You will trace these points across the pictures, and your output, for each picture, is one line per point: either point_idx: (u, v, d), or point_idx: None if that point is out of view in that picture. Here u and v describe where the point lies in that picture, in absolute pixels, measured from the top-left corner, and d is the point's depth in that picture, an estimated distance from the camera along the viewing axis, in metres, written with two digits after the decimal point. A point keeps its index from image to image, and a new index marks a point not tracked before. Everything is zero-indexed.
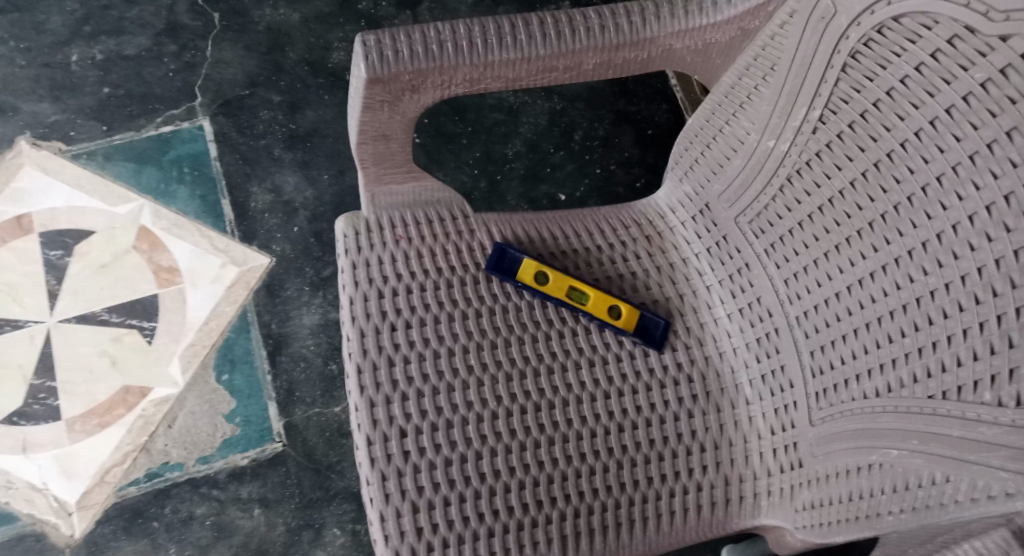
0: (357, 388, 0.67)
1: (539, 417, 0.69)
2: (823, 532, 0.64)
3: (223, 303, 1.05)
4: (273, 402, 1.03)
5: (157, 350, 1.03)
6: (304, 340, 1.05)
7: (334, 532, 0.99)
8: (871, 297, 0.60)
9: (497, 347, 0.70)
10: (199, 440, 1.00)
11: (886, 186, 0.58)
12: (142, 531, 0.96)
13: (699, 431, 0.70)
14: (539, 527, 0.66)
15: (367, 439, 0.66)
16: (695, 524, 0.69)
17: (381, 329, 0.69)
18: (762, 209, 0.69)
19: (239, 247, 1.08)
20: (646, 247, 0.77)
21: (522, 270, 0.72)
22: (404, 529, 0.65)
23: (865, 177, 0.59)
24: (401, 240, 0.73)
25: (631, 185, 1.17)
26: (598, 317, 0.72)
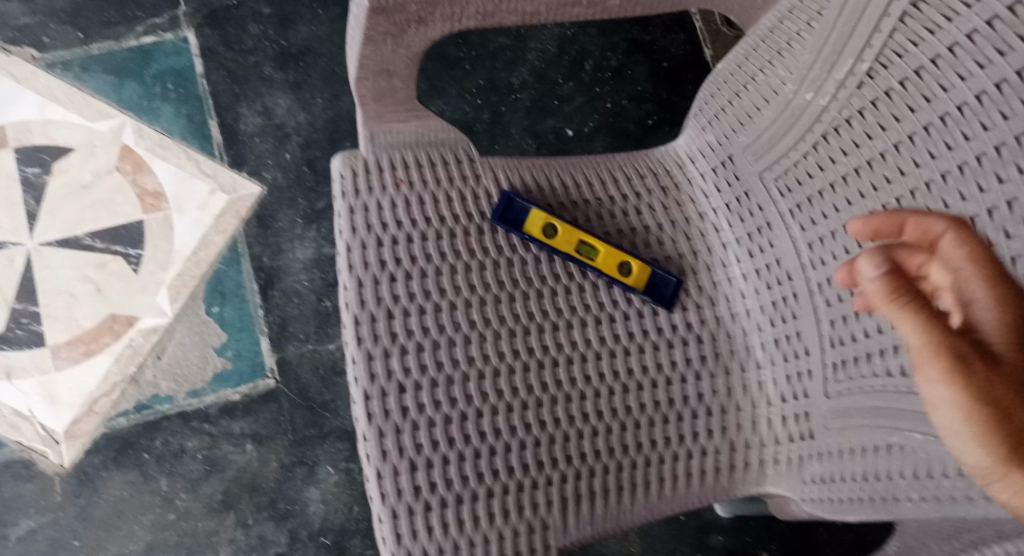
0: (354, 340, 0.63)
1: (542, 375, 0.65)
2: (835, 509, 0.61)
3: (212, 232, 1.01)
4: (264, 336, 1.00)
5: (143, 278, 0.99)
6: (297, 275, 1.01)
7: (328, 470, 0.97)
8: None
9: (501, 302, 0.66)
10: (189, 373, 0.98)
11: (935, 152, 0.52)
12: (132, 463, 0.94)
13: (706, 394, 0.67)
14: (539, 488, 0.64)
15: (364, 394, 0.63)
16: (698, 489, 0.67)
17: (380, 279, 0.65)
18: (792, 165, 0.64)
19: (229, 173, 1.02)
20: (662, 199, 0.72)
21: (529, 220, 0.68)
22: (400, 488, 0.62)
23: (912, 140, 0.54)
24: (402, 184, 0.67)
25: (642, 122, 1.10)
26: (607, 274, 0.68)
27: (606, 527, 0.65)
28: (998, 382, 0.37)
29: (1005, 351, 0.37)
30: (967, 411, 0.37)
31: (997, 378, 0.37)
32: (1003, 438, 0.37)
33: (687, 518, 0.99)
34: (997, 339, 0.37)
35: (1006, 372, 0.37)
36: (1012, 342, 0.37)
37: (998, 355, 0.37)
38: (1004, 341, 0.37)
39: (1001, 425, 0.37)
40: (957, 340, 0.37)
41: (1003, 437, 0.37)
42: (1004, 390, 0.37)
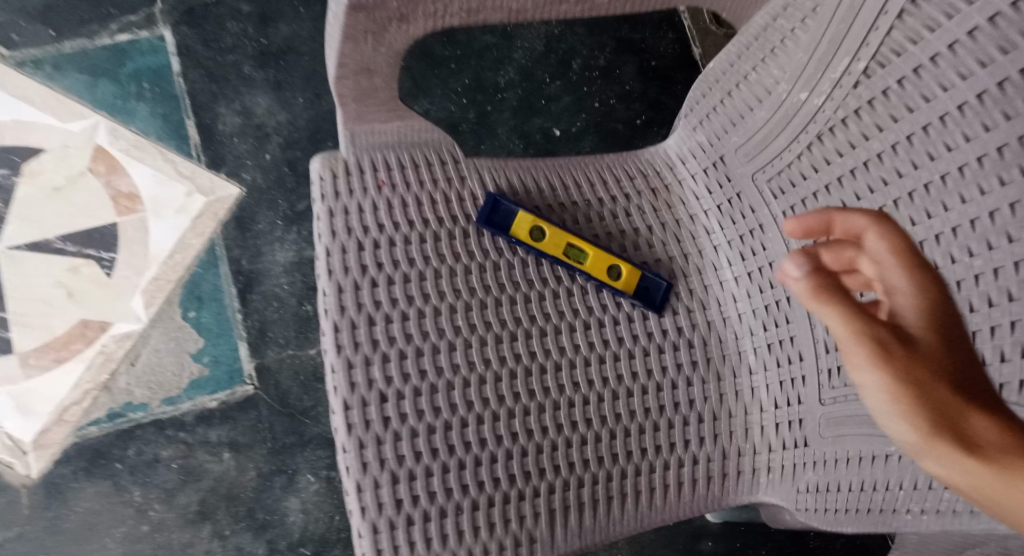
0: (333, 347, 0.61)
1: (529, 383, 0.63)
2: (832, 520, 0.60)
3: (189, 235, 0.98)
4: (243, 341, 0.97)
5: (117, 283, 0.96)
6: (277, 278, 0.98)
7: (308, 478, 0.94)
8: None
9: (487, 307, 0.64)
10: (164, 380, 0.94)
11: (935, 154, 0.51)
12: (104, 473, 0.91)
13: (697, 400, 0.66)
14: (526, 500, 0.62)
15: (344, 404, 0.60)
16: (689, 498, 0.65)
17: (360, 284, 0.62)
18: (785, 166, 0.62)
19: (206, 174, 0.99)
20: (652, 201, 0.70)
21: (516, 223, 0.66)
22: (382, 501, 0.60)
23: (910, 141, 0.53)
24: (384, 186, 0.65)
25: (631, 122, 1.09)
26: (596, 278, 0.66)
27: (595, 540, 0.63)
28: (925, 368, 0.34)
29: (926, 336, 0.35)
30: (897, 402, 0.34)
31: (921, 363, 0.34)
32: (936, 429, 0.34)
33: (678, 525, 0.98)
34: (918, 324, 0.35)
35: (930, 357, 0.34)
36: (930, 326, 0.35)
37: (921, 341, 0.35)
38: (924, 325, 0.35)
39: (932, 414, 0.34)
40: (878, 325, 0.35)
41: (936, 427, 0.34)
42: (932, 376, 0.34)
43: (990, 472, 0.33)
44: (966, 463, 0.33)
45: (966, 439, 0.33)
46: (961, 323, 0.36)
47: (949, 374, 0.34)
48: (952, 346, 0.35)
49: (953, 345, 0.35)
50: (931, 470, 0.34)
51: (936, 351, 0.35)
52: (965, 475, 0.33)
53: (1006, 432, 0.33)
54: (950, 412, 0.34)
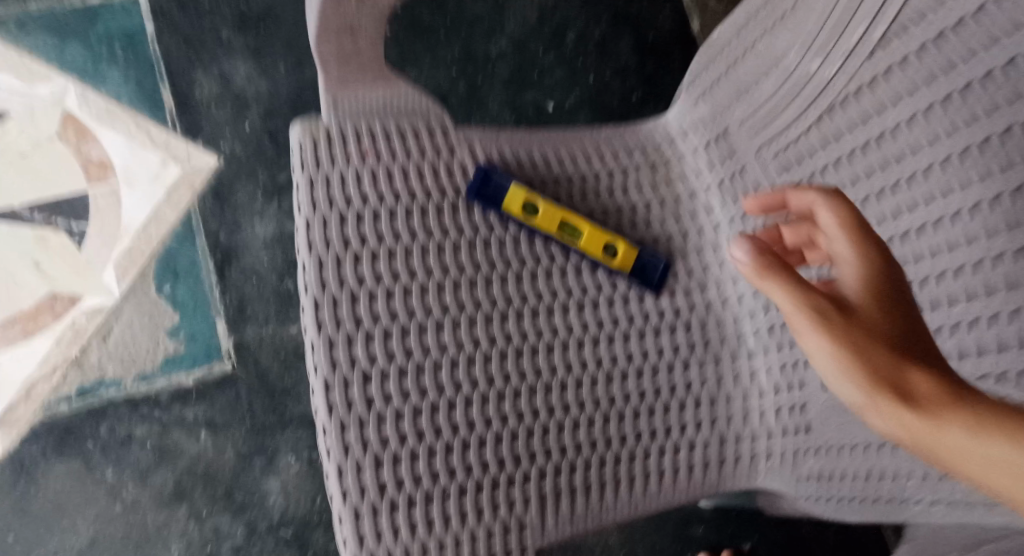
0: (313, 325, 0.58)
1: (520, 364, 0.61)
2: (835, 508, 0.61)
3: (164, 206, 0.94)
4: (221, 318, 0.93)
5: (88, 255, 0.92)
6: (257, 253, 0.95)
7: (288, 459, 0.92)
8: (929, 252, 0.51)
9: (477, 286, 0.61)
10: (138, 356, 0.91)
11: (954, 127, 0.48)
12: (74, 452, 0.88)
13: (694, 384, 0.64)
14: (515, 486, 0.59)
15: (324, 384, 0.57)
16: (684, 485, 0.63)
17: (343, 259, 0.59)
18: (792, 141, 0.60)
19: (182, 143, 0.95)
20: (651, 176, 0.67)
21: (509, 197, 0.62)
22: (364, 485, 0.57)
23: (928, 114, 0.50)
24: (368, 156, 0.61)
25: (626, 99, 1.05)
26: (591, 256, 0.63)
27: (586, 526, 0.61)
28: (865, 326, 0.41)
29: (867, 303, 0.42)
30: (838, 356, 0.40)
31: (857, 324, 0.41)
32: (873, 379, 0.39)
33: (668, 512, 0.96)
34: (861, 292, 0.42)
35: (864, 318, 0.41)
36: (872, 293, 0.42)
37: (862, 305, 0.42)
38: (866, 292, 0.43)
39: (872, 364, 0.39)
40: (821, 297, 0.42)
41: (873, 374, 0.39)
42: (871, 332, 0.40)
43: (922, 416, 0.37)
44: (900, 409, 0.38)
45: (900, 386, 0.38)
46: (907, 299, 0.43)
47: (887, 333, 0.41)
48: (893, 312, 0.42)
49: (895, 313, 0.42)
50: (875, 423, 0.39)
51: (876, 315, 0.42)
52: (901, 421, 0.38)
53: (939, 384, 0.38)
54: (887, 363, 0.39)
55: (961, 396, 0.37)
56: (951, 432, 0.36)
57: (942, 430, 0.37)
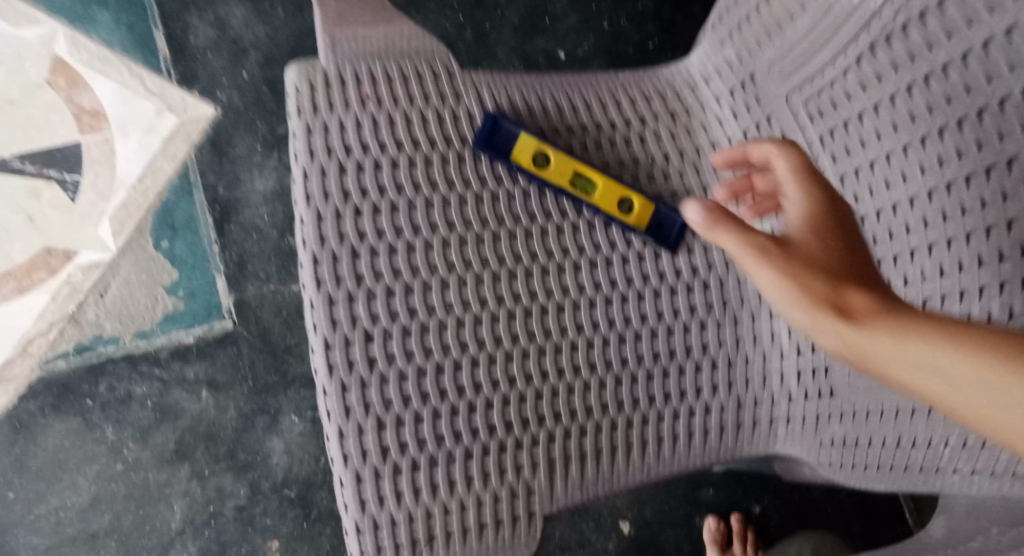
0: (312, 282, 0.55)
1: (528, 324, 0.58)
2: (863, 477, 0.58)
3: (160, 158, 0.90)
4: (221, 275, 0.91)
5: (83, 208, 0.88)
6: (257, 209, 0.92)
7: (291, 419, 0.90)
8: (980, 202, 0.48)
9: (484, 242, 0.58)
10: (136, 314, 0.89)
11: (1016, 64, 0.46)
12: (73, 410, 0.86)
13: (711, 345, 0.61)
14: (523, 450, 0.57)
15: (324, 343, 0.54)
16: (699, 450, 0.61)
17: (343, 213, 0.56)
18: (827, 85, 0.56)
19: (177, 91, 0.90)
20: (670, 126, 0.64)
21: (519, 148, 0.59)
22: (365, 449, 0.54)
23: (986, 51, 0.47)
24: (368, 101, 0.57)
25: (642, 46, 1.01)
26: (606, 212, 0.60)
27: (597, 492, 0.59)
28: (808, 254, 0.44)
29: (810, 234, 0.46)
30: (783, 284, 0.43)
31: (799, 254, 0.44)
32: (816, 300, 0.42)
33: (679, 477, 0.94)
34: (804, 226, 0.46)
35: (806, 249, 0.45)
36: (817, 228, 0.46)
37: (806, 237, 0.46)
38: (811, 226, 0.46)
39: (810, 285, 0.42)
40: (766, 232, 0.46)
41: (814, 296, 0.42)
42: (813, 259, 0.44)
43: (853, 324, 0.40)
44: (836, 321, 0.41)
45: (837, 301, 0.41)
46: (851, 237, 0.46)
47: (830, 260, 0.44)
48: (836, 244, 0.45)
49: (839, 247, 0.45)
50: (820, 340, 0.42)
51: (817, 245, 0.45)
52: (837, 332, 0.41)
53: (875, 298, 0.41)
54: (828, 288, 0.42)
55: (892, 308, 0.40)
56: (879, 338, 0.39)
57: (872, 336, 0.39)
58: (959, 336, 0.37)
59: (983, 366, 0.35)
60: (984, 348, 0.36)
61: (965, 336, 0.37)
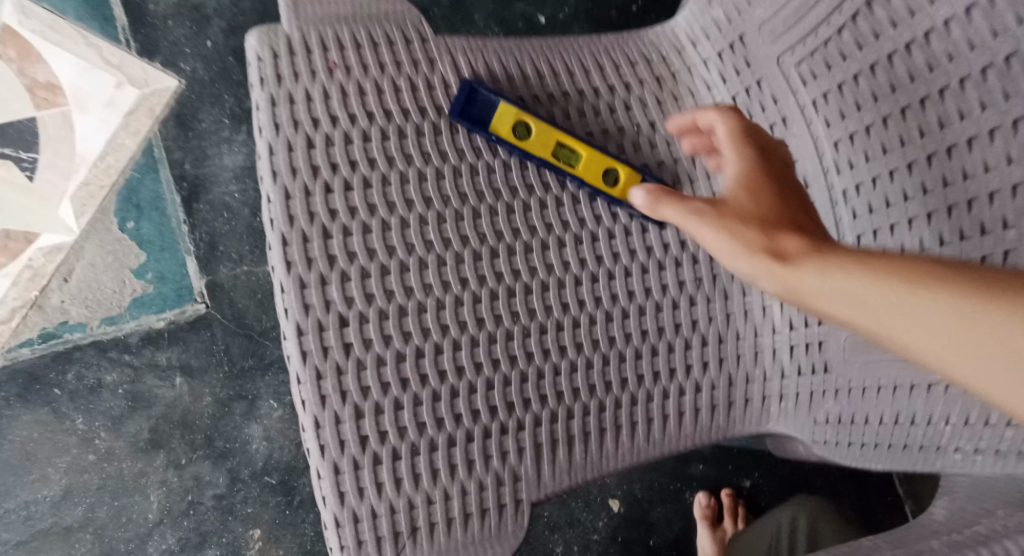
0: (282, 264, 0.52)
1: (512, 304, 0.55)
2: (858, 456, 0.56)
3: (122, 134, 0.86)
4: (191, 256, 0.87)
5: (42, 188, 0.84)
6: (226, 186, 0.88)
7: (270, 404, 0.87)
8: (983, 166, 0.45)
9: (463, 219, 0.55)
10: (103, 299, 0.85)
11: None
12: (41, 400, 0.83)
13: (701, 321, 0.58)
14: (509, 435, 0.54)
15: (297, 329, 0.51)
16: (690, 430, 0.59)
17: (312, 191, 0.52)
18: (820, 45, 0.52)
19: (137, 63, 0.86)
20: (656, 92, 0.60)
21: (498, 116, 0.56)
22: (343, 438, 0.52)
23: (992, 3, 0.43)
24: (337, 70, 0.54)
25: (625, 9, 0.97)
26: (590, 184, 0.57)
27: (586, 476, 0.57)
28: (741, 205, 0.43)
29: (745, 185, 0.44)
30: (720, 238, 0.42)
31: (736, 206, 0.43)
32: (751, 249, 0.41)
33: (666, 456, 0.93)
34: (743, 178, 0.45)
35: (741, 201, 0.43)
36: (753, 179, 0.45)
37: (743, 190, 0.44)
38: (746, 178, 0.45)
39: (745, 235, 0.41)
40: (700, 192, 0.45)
41: (750, 245, 0.41)
42: (746, 209, 0.43)
43: (788, 267, 0.39)
44: (772, 266, 0.40)
45: (772, 247, 0.40)
46: (789, 185, 0.45)
47: (766, 208, 0.42)
48: (772, 194, 0.44)
49: (776, 194, 0.44)
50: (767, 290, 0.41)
51: (755, 195, 0.43)
52: (773, 276, 0.40)
53: (811, 240, 0.40)
54: (762, 234, 0.41)
55: (825, 247, 0.39)
56: (813, 277, 0.38)
57: (807, 276, 0.38)
58: (891, 269, 0.36)
59: (918, 300, 0.34)
60: (916, 281, 0.35)
61: (898, 269, 0.36)
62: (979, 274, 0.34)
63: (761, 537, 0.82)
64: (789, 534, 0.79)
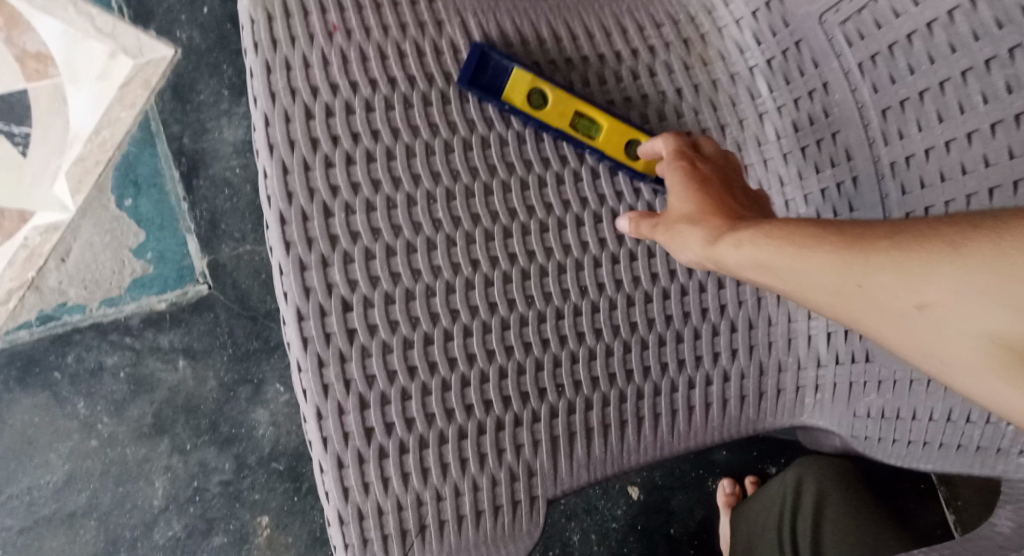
0: (279, 244, 0.48)
1: (526, 287, 0.51)
2: (904, 455, 0.51)
3: (116, 106, 0.82)
4: (192, 235, 0.84)
5: (35, 165, 0.81)
6: (227, 161, 0.84)
7: (277, 389, 0.84)
8: None
9: (474, 196, 0.50)
10: (102, 279, 0.82)
11: None
12: (40, 384, 0.80)
13: (730, 306, 0.54)
14: (523, 427, 0.50)
15: (297, 313, 0.48)
16: (718, 423, 0.54)
17: (311, 165, 0.48)
18: (868, 2, 0.47)
19: (131, 31, 0.82)
20: (683, 56, 0.55)
21: (511, 85, 0.51)
22: (348, 430, 0.48)
23: None
24: (336, 33, 0.49)
25: None
26: (612, 157, 0.52)
27: (606, 472, 0.53)
28: (678, 205, 0.46)
29: (678, 184, 0.47)
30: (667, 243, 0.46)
31: (672, 212, 0.46)
32: (689, 245, 0.44)
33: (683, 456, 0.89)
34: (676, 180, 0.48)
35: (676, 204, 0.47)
36: (687, 177, 0.47)
37: (677, 194, 0.47)
38: (684, 176, 0.47)
39: (683, 228, 0.45)
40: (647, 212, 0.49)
41: (686, 243, 0.44)
42: (682, 208, 0.46)
43: (714, 246, 0.43)
44: (705, 249, 0.43)
45: (700, 236, 0.44)
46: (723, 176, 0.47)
47: (700, 202, 0.45)
48: (708, 189, 0.46)
49: (709, 189, 0.46)
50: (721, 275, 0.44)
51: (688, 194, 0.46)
52: (706, 256, 0.43)
53: (736, 224, 0.43)
54: (694, 228, 0.44)
55: (747, 222, 0.42)
56: (733, 250, 0.41)
57: (727, 250, 0.41)
58: (800, 236, 0.39)
59: (815, 261, 0.38)
60: (818, 244, 0.38)
61: (805, 235, 0.39)
62: (864, 231, 0.37)
63: (762, 521, 0.73)
64: (792, 515, 0.71)
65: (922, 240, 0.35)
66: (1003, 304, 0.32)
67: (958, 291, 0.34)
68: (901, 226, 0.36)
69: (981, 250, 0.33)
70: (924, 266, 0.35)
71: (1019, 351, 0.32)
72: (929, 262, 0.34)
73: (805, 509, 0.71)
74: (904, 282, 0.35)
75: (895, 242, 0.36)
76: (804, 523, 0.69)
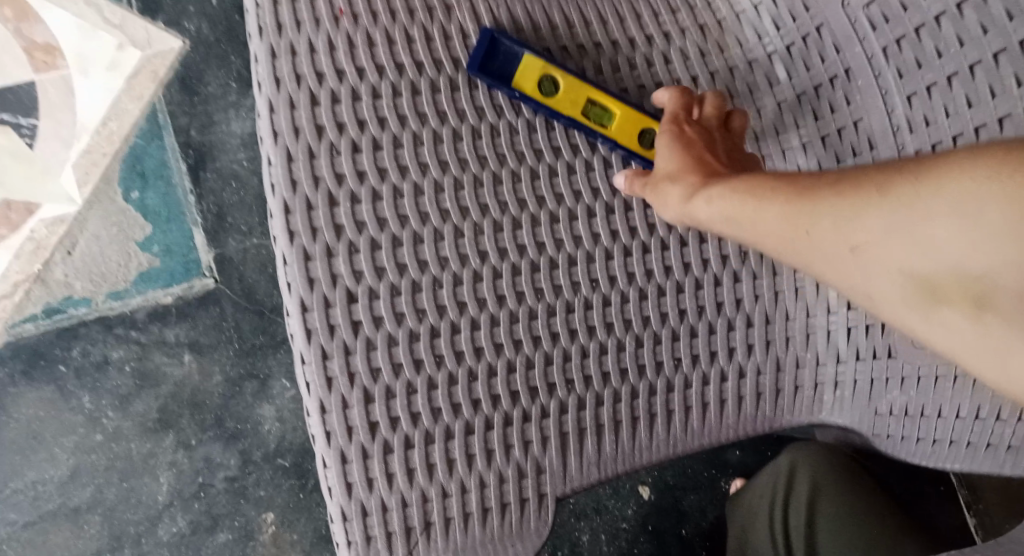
0: (283, 234, 0.47)
1: (535, 280, 0.49)
2: (931, 454, 0.51)
3: (124, 98, 0.81)
4: (198, 228, 0.83)
5: (42, 156, 0.80)
6: (235, 154, 0.83)
7: (283, 384, 0.83)
8: None
9: (482, 185, 0.49)
10: (108, 272, 0.81)
11: None
12: (46, 378, 0.80)
13: (745, 300, 0.52)
14: (532, 423, 0.49)
15: (301, 305, 0.47)
16: (732, 421, 0.53)
17: (317, 153, 0.47)
18: None
19: (140, 22, 0.81)
20: (699, 42, 0.53)
21: (521, 71, 0.50)
22: (351, 425, 0.47)
23: None
24: (343, 17, 0.48)
25: None
26: (625, 146, 0.51)
27: (617, 469, 0.51)
28: (664, 162, 0.49)
29: (668, 142, 0.49)
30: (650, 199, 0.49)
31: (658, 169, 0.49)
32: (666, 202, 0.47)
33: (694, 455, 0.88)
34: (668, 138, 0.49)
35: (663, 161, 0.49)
36: (676, 137, 0.49)
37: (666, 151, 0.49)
38: (673, 138, 0.49)
39: (662, 188, 0.48)
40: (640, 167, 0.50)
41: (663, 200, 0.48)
42: (667, 166, 0.48)
43: (689, 202, 0.46)
44: (679, 205, 0.47)
45: (677, 192, 0.47)
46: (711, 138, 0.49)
47: (683, 162, 0.48)
48: (693, 150, 0.48)
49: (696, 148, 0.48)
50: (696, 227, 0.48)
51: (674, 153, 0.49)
52: (681, 211, 0.47)
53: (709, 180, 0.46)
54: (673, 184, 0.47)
55: (721, 179, 0.46)
56: (704, 206, 0.45)
57: (699, 205, 0.45)
58: (763, 190, 0.42)
59: (771, 211, 0.41)
60: (777, 196, 0.42)
61: (768, 189, 0.42)
62: (812, 181, 0.41)
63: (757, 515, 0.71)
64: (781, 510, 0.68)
65: (856, 186, 0.39)
66: (926, 246, 0.36)
67: (888, 233, 0.37)
68: (844, 176, 0.40)
69: (903, 195, 0.37)
70: (864, 211, 0.38)
71: (933, 287, 0.36)
72: (859, 207, 0.38)
73: (795, 500, 0.67)
74: (845, 226, 0.39)
75: (839, 189, 0.39)
76: (795, 517, 0.66)
